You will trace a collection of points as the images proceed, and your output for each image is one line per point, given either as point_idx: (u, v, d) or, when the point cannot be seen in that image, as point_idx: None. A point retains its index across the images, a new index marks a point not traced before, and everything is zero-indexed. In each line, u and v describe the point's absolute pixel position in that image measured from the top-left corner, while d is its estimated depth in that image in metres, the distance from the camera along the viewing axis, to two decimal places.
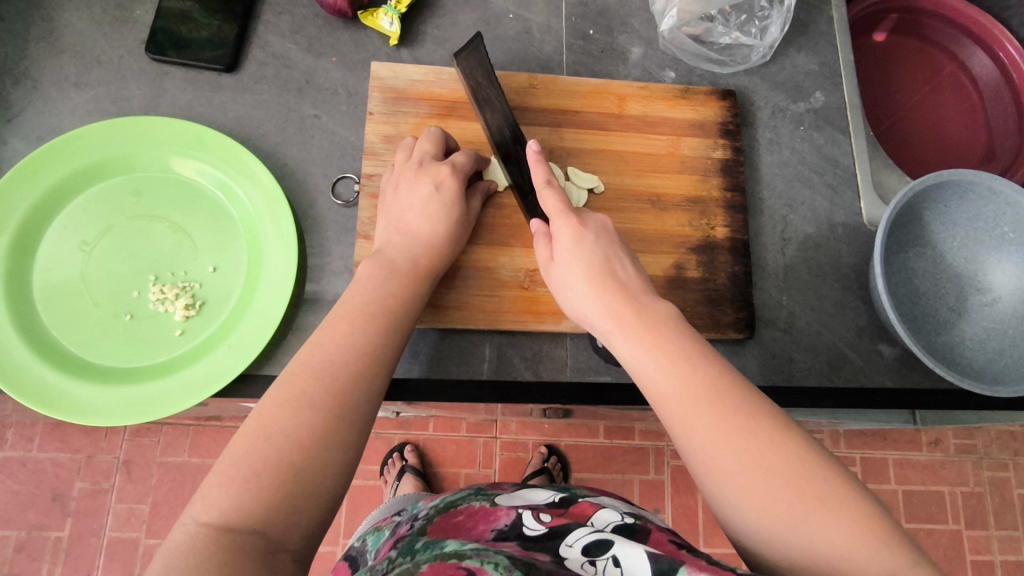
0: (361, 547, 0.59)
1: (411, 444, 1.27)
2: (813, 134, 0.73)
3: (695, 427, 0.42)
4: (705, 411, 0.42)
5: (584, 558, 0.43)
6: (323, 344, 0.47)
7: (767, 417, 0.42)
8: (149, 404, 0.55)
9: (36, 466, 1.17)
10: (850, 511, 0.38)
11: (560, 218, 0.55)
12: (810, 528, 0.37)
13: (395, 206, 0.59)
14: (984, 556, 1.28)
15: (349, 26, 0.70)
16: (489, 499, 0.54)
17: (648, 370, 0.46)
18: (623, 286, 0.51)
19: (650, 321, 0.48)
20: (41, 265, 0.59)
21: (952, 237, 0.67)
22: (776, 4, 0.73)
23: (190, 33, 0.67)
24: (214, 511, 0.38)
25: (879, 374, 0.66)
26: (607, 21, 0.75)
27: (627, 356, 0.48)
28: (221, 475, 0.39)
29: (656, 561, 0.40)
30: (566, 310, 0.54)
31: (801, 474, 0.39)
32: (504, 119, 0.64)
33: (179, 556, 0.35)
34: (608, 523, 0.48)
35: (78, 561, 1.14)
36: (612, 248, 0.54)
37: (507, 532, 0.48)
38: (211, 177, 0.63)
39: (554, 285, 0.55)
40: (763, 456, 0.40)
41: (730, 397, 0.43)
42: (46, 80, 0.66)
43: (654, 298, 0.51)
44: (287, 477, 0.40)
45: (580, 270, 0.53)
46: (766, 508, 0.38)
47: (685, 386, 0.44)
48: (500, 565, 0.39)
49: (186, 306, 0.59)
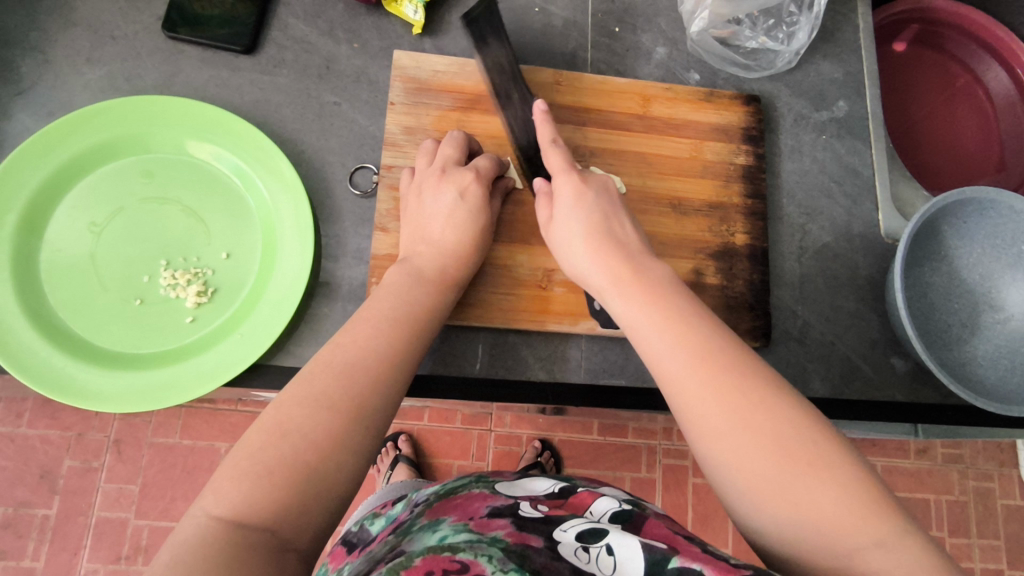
0: (360, 533, 0.57)
1: (405, 434, 1.26)
2: (834, 143, 0.73)
3: (687, 382, 0.42)
4: (699, 370, 0.42)
5: (578, 545, 0.41)
6: (345, 346, 0.46)
7: (762, 380, 0.41)
8: (157, 393, 0.54)
9: (24, 443, 1.15)
10: (842, 478, 0.36)
11: (563, 175, 0.55)
12: (797, 492, 0.36)
13: (419, 212, 0.58)
14: (964, 563, 1.30)
15: (372, 12, 0.69)
16: (490, 486, 0.53)
17: (644, 330, 0.45)
18: (620, 246, 0.51)
19: (647, 282, 0.48)
20: (49, 245, 0.58)
21: (969, 254, 0.67)
22: (805, 10, 0.72)
23: (203, 10, 0.65)
24: (225, 505, 0.37)
25: (891, 388, 0.66)
26: (632, 19, 0.74)
27: (623, 314, 0.47)
28: (236, 468, 0.39)
29: (650, 552, 0.39)
30: (565, 269, 0.54)
31: (791, 438, 0.38)
32: (523, 103, 0.63)
33: (187, 548, 0.35)
34: (605, 512, 0.46)
35: (64, 539, 1.13)
36: (612, 209, 0.54)
37: (502, 509, 0.46)
38: (228, 163, 0.61)
39: (552, 245, 0.55)
40: (754, 417, 0.39)
41: (726, 358, 0.42)
42: (58, 54, 0.64)
43: (653, 261, 0.50)
44: (298, 475, 0.39)
45: (579, 228, 0.52)
46: (754, 468, 0.38)
47: (678, 342, 0.43)
48: (494, 558, 0.38)
49: (197, 293, 0.58)
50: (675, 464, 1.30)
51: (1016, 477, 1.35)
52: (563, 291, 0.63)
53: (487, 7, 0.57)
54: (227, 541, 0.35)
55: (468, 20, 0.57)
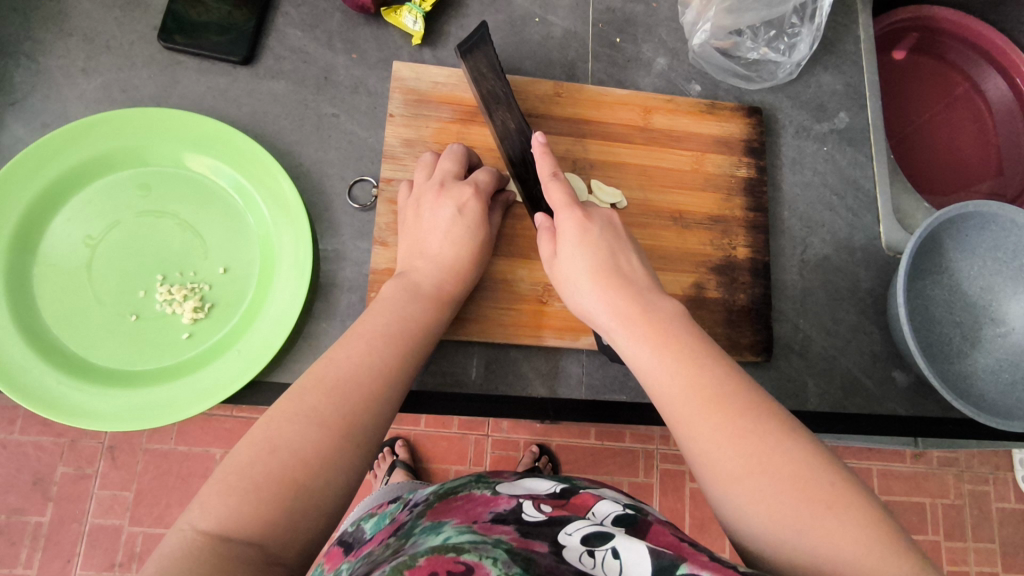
0: (356, 533, 0.56)
1: (402, 439, 1.26)
2: (835, 155, 0.72)
3: (699, 427, 0.41)
4: (711, 412, 0.41)
5: (583, 549, 0.40)
6: (340, 362, 0.46)
7: (774, 420, 0.41)
8: (153, 410, 0.53)
9: (18, 449, 1.14)
10: (859, 516, 0.36)
11: (565, 211, 0.54)
12: (816, 534, 0.36)
13: (419, 227, 0.57)
14: (959, 566, 1.30)
15: (370, 21, 0.68)
16: (490, 488, 0.52)
17: (654, 370, 0.45)
18: (627, 280, 0.51)
19: (655, 319, 0.47)
20: (43, 259, 0.57)
21: (969, 266, 0.67)
22: (807, 22, 0.71)
23: (199, 17, 0.65)
24: (212, 519, 0.36)
25: (893, 402, 0.66)
26: (632, 29, 0.73)
27: (632, 354, 0.47)
28: (224, 482, 0.38)
29: (657, 558, 0.38)
30: (571, 305, 0.54)
31: (807, 479, 0.38)
32: (511, 116, 0.62)
33: (173, 562, 0.34)
34: (607, 514, 0.46)
35: (58, 547, 1.12)
36: (618, 243, 0.54)
37: (505, 515, 0.45)
38: (226, 176, 0.60)
39: (558, 282, 0.54)
40: (770, 459, 0.39)
41: (737, 398, 0.42)
42: (51, 63, 0.63)
43: (661, 296, 0.50)
44: (288, 492, 0.38)
45: (584, 264, 0.52)
46: (772, 512, 0.37)
47: (690, 384, 0.43)
48: (499, 561, 0.37)
49: (194, 308, 0.57)
50: (673, 469, 1.30)
51: (1011, 481, 1.35)
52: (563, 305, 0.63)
53: (480, 37, 0.60)
54: (214, 553, 0.34)
55: (462, 52, 0.60)
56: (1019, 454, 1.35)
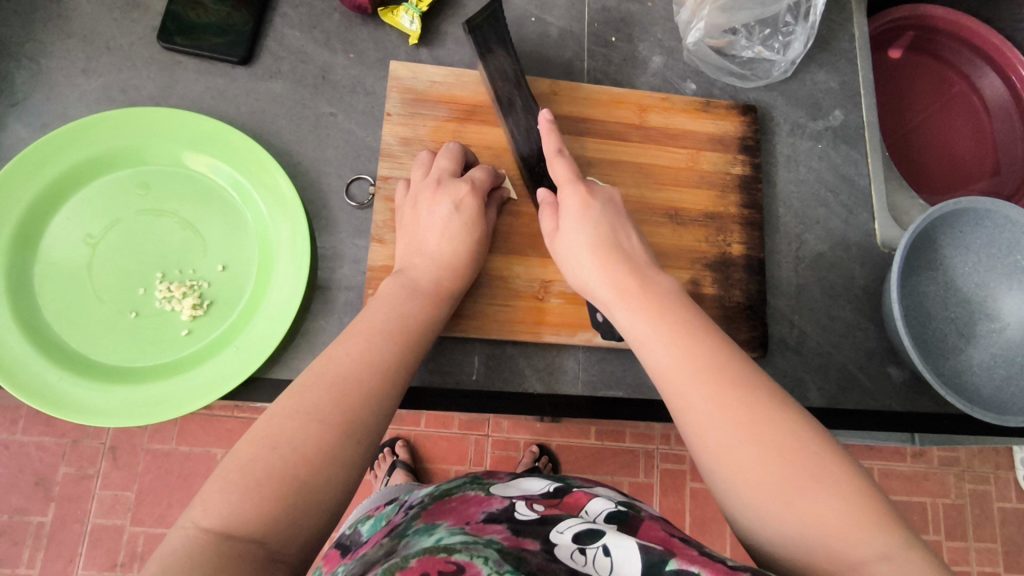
0: (353, 535, 0.57)
1: (402, 439, 1.26)
2: (830, 152, 0.73)
3: (692, 394, 0.42)
4: (705, 381, 0.42)
5: (574, 547, 0.41)
6: (337, 359, 0.46)
7: (766, 393, 0.41)
8: (153, 406, 0.54)
9: (20, 449, 1.15)
10: (847, 489, 0.36)
11: (569, 187, 0.55)
12: (801, 504, 0.36)
13: (416, 224, 0.58)
14: (961, 566, 1.30)
15: (368, 22, 0.69)
16: (484, 488, 0.52)
17: (650, 340, 0.46)
18: (626, 257, 0.52)
19: (653, 294, 0.48)
20: (43, 258, 0.58)
21: (963, 262, 0.67)
22: (801, 20, 0.72)
23: (198, 18, 0.65)
24: (214, 517, 0.37)
25: (888, 397, 0.66)
26: (628, 29, 0.74)
27: (629, 326, 0.48)
28: (225, 480, 0.38)
29: (646, 554, 0.39)
30: (570, 280, 0.54)
31: (796, 450, 0.38)
32: (522, 97, 0.63)
33: (175, 559, 0.34)
34: (600, 512, 0.46)
35: (60, 546, 1.12)
36: (619, 221, 0.54)
37: (497, 515, 0.46)
38: (225, 175, 0.61)
39: (558, 257, 0.55)
40: (760, 429, 0.39)
41: (731, 371, 0.42)
42: (52, 64, 0.64)
43: (658, 274, 0.51)
44: (287, 487, 0.38)
45: (585, 240, 0.52)
46: (759, 482, 0.37)
47: (685, 355, 0.44)
48: (489, 560, 0.37)
49: (193, 305, 0.58)
50: (673, 469, 1.30)
51: (1012, 481, 1.35)
52: (559, 301, 0.63)
53: (492, 15, 0.61)
54: (215, 547, 0.35)
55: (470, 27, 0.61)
56: (1020, 453, 1.35)
